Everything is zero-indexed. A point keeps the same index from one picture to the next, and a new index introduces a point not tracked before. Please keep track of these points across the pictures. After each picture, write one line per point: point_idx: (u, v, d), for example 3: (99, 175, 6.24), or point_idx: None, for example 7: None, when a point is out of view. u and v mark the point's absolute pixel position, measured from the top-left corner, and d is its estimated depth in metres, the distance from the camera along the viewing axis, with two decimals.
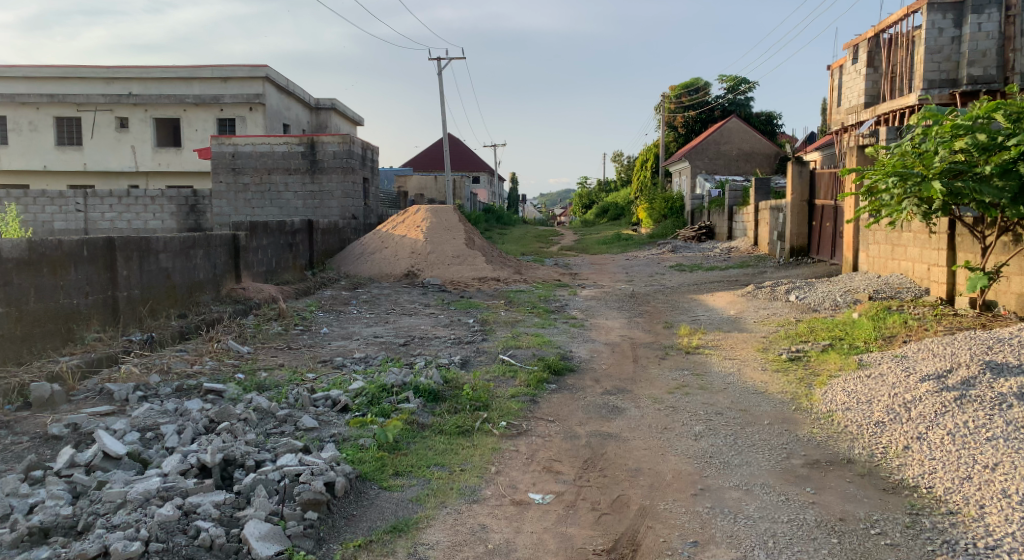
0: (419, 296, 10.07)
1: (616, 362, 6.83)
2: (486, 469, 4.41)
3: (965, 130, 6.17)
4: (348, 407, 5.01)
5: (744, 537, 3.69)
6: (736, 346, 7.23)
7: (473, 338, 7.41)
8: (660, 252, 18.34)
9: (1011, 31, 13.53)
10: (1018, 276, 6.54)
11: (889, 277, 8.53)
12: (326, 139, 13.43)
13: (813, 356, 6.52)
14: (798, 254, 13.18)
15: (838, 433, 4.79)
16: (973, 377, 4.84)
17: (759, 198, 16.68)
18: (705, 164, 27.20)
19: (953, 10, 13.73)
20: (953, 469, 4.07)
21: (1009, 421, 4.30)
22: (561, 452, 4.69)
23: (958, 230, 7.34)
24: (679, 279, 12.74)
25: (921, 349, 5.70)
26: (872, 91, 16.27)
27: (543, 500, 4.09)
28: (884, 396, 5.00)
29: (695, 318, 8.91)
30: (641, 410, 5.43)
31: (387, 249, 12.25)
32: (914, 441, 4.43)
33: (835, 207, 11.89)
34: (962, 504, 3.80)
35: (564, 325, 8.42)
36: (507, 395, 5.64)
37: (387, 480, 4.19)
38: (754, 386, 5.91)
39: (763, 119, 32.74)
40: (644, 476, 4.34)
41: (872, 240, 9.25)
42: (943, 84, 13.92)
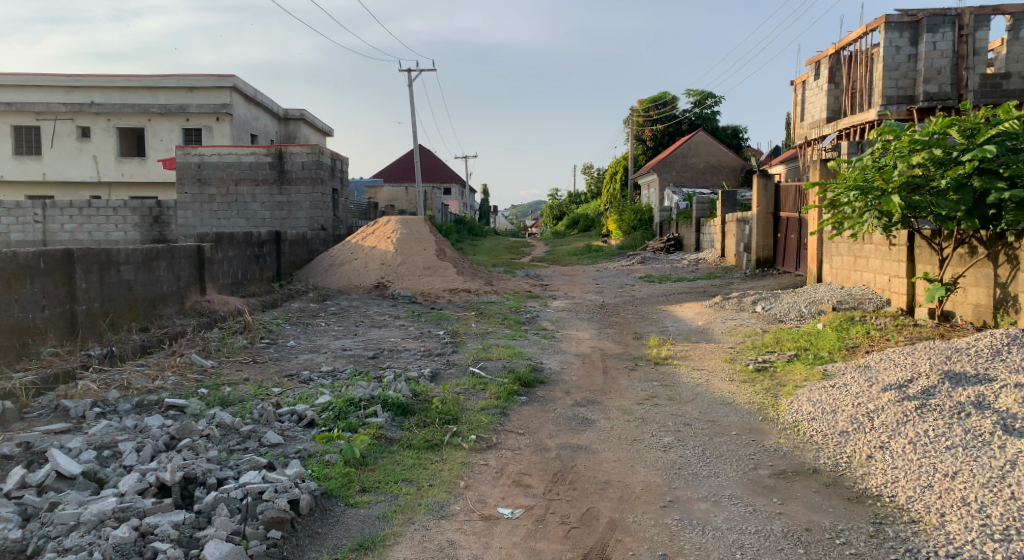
0: (388, 308, 9.99)
1: (587, 373, 6.83)
2: (455, 483, 4.38)
3: (922, 146, 6.28)
4: (314, 422, 4.94)
5: (712, 549, 3.70)
6: (705, 356, 7.30)
7: (442, 350, 7.35)
8: (630, 263, 18.48)
9: (964, 50, 13.81)
10: (973, 287, 6.69)
11: (852, 288, 8.67)
12: (294, 149, 13.29)
13: (779, 366, 6.60)
14: (764, 265, 13.36)
15: (803, 443, 4.85)
16: (932, 386, 4.90)
17: (726, 210, 16.89)
18: (673, 177, 27.55)
19: (909, 28, 14.05)
20: (915, 477, 4.11)
21: (967, 431, 4.35)
22: (531, 465, 4.68)
23: (917, 242, 7.49)
24: (649, 290, 12.83)
25: (884, 359, 5.79)
26: (833, 106, 16.56)
27: (511, 515, 4.06)
28: (848, 406, 5.07)
29: (664, 328, 8.98)
30: (611, 422, 5.43)
31: (357, 260, 12.18)
32: (877, 450, 4.48)
33: (799, 219, 12.07)
34: (924, 513, 3.83)
35: (534, 337, 8.39)
36: (476, 408, 5.61)
37: (353, 496, 4.13)
38: (722, 396, 5.95)
39: (729, 133, 33.34)
40: (614, 489, 4.34)
41: (835, 251, 9.41)
42: (902, 99, 14.24)
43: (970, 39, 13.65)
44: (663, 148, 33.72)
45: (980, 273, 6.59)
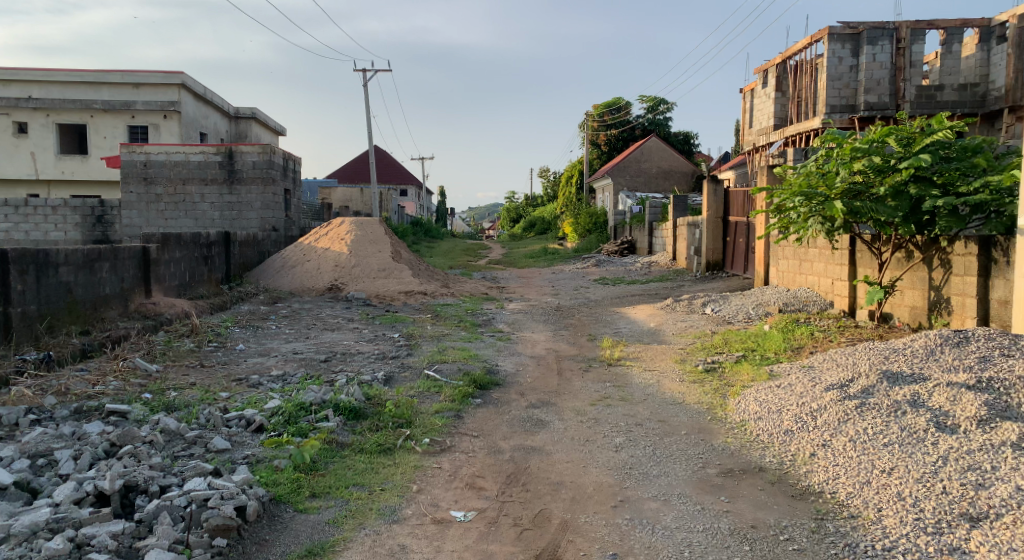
0: (341, 311, 9.91)
1: (541, 375, 6.88)
2: (408, 487, 4.37)
3: (862, 153, 6.48)
4: (263, 426, 4.88)
5: (661, 547, 3.77)
6: (656, 356, 7.42)
7: (397, 353, 7.34)
8: (585, 265, 18.65)
9: (901, 62, 14.28)
10: (910, 290, 6.94)
11: (797, 291, 8.91)
12: (244, 148, 13.08)
13: (727, 367, 6.74)
14: (714, 268, 13.63)
15: (750, 442, 4.96)
16: (871, 386, 5.05)
17: (678, 214, 17.17)
18: (627, 181, 27.88)
19: (851, 40, 14.47)
20: (854, 474, 4.23)
21: (903, 428, 4.49)
22: (484, 468, 4.70)
23: (858, 247, 7.73)
24: (603, 292, 12.99)
25: (826, 359, 5.97)
26: (780, 114, 16.96)
27: (464, 517, 4.08)
28: (792, 406, 5.21)
29: (618, 330, 9.10)
30: (564, 422, 5.50)
31: (309, 261, 12.05)
32: (820, 448, 4.62)
33: (747, 223, 12.34)
34: (862, 508, 3.95)
35: (490, 339, 8.41)
36: (430, 411, 5.61)
37: (302, 502, 4.09)
38: (672, 396, 6.06)
39: (681, 139, 33.91)
40: (566, 490, 4.39)
41: (781, 255, 9.66)
42: (844, 109, 14.66)
43: (907, 52, 14.13)
44: (617, 152, 34.12)
45: (916, 276, 6.84)
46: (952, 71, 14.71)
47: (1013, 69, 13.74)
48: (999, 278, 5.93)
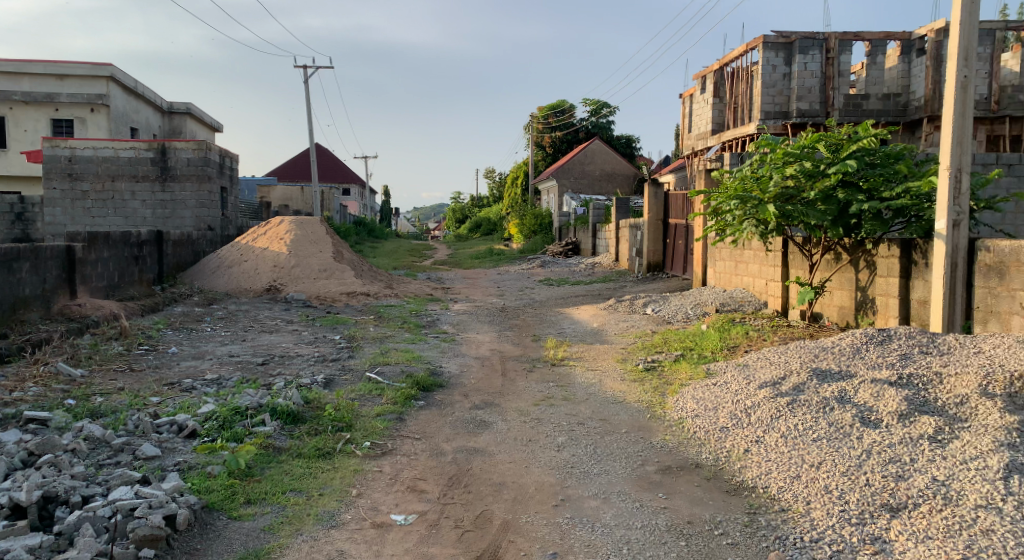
0: (280, 312, 9.74)
1: (485, 376, 6.88)
2: (347, 492, 4.33)
3: (794, 159, 6.69)
4: (196, 432, 4.77)
5: (600, 545, 3.82)
6: (598, 356, 7.51)
7: (337, 355, 7.25)
8: (530, 266, 18.75)
9: (830, 72, 14.77)
10: (838, 290, 7.19)
11: (733, 291, 9.15)
12: (178, 145, 12.74)
13: (666, 366, 6.87)
14: (655, 269, 13.87)
15: (688, 439, 5.07)
16: (802, 383, 5.21)
17: (620, 216, 17.40)
18: (571, 183, 28.14)
19: (783, 49, 14.89)
20: (785, 469, 4.35)
21: (831, 423, 4.64)
22: (426, 470, 4.68)
23: (790, 249, 7.97)
24: (547, 293, 13.06)
25: (760, 358, 6.13)
26: (717, 120, 17.34)
27: (405, 521, 4.06)
28: (728, 403, 5.34)
29: (562, 330, 9.18)
30: (507, 423, 5.52)
31: (246, 262, 11.80)
32: (753, 444, 4.74)
33: (686, 226, 12.59)
34: (792, 502, 4.06)
35: (434, 341, 8.37)
36: (372, 414, 5.56)
37: (236, 509, 4.01)
38: (613, 395, 6.13)
39: (623, 142, 34.40)
40: (508, 490, 4.41)
41: (718, 256, 9.89)
42: (777, 115, 15.06)
43: (835, 62, 14.63)
44: (562, 154, 34.41)
45: (844, 278, 7.10)
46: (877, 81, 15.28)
47: (931, 81, 14.34)
48: (919, 279, 6.18)
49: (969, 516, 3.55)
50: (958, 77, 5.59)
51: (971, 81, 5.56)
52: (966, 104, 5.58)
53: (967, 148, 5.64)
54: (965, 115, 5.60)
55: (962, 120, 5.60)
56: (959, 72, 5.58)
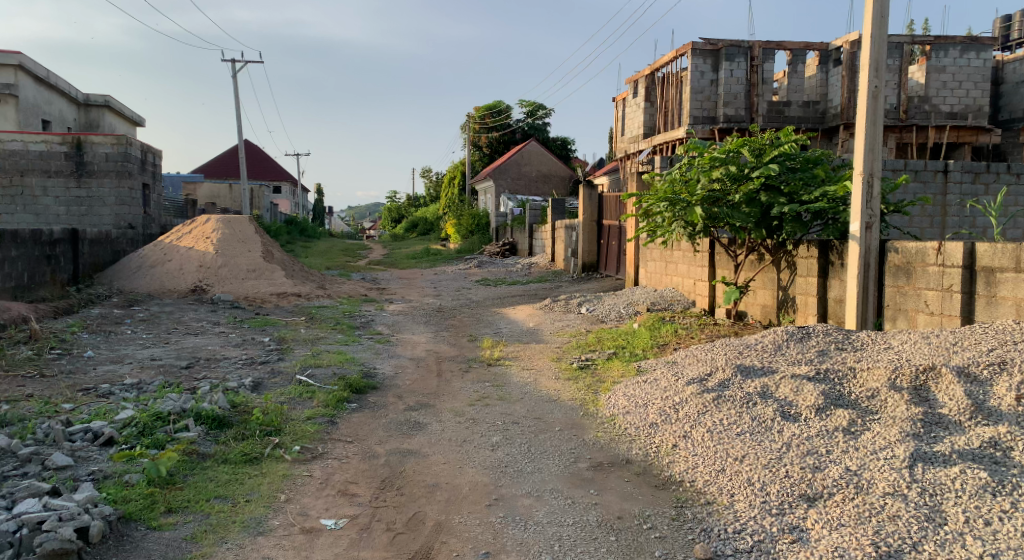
0: (206, 314, 9.46)
1: (420, 377, 6.84)
2: (275, 498, 4.23)
3: (720, 163, 6.87)
4: (112, 439, 4.60)
5: (532, 543, 3.83)
6: (533, 355, 7.55)
7: (267, 358, 7.09)
8: (466, 266, 18.70)
9: (755, 79, 15.18)
10: (762, 290, 7.43)
11: (663, 290, 9.34)
12: (95, 139, 12.26)
13: (599, 364, 6.95)
14: (590, 269, 14.03)
15: (619, 435, 5.15)
16: (727, 379, 5.35)
17: (556, 217, 17.54)
18: (508, 184, 28.23)
19: (711, 55, 15.28)
20: (711, 462, 4.46)
21: (754, 417, 4.78)
22: (358, 474, 4.62)
23: (716, 250, 8.19)
24: (484, 293, 13.07)
25: (689, 355, 6.27)
26: (649, 123, 17.66)
27: (335, 525, 4.00)
28: (657, 400, 5.45)
29: (498, 329, 9.20)
30: (442, 424, 5.49)
31: (170, 262, 11.45)
32: (681, 439, 4.84)
33: (619, 227, 12.79)
34: (717, 495, 4.16)
35: (367, 342, 8.28)
36: (302, 417, 5.46)
37: (156, 518, 3.88)
38: (548, 394, 6.17)
39: (559, 144, 34.68)
40: (441, 491, 4.39)
41: (649, 257, 10.08)
42: (705, 120, 15.43)
43: (760, 69, 15.06)
44: (498, 155, 34.50)
45: (767, 278, 7.33)
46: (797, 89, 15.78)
47: (847, 90, 15.01)
48: (835, 279, 6.42)
49: (878, 504, 3.68)
50: (869, 86, 5.83)
51: (881, 91, 5.80)
52: (877, 112, 5.81)
53: (879, 154, 5.87)
54: (876, 122, 5.83)
55: (874, 127, 5.83)
56: (870, 82, 5.81)
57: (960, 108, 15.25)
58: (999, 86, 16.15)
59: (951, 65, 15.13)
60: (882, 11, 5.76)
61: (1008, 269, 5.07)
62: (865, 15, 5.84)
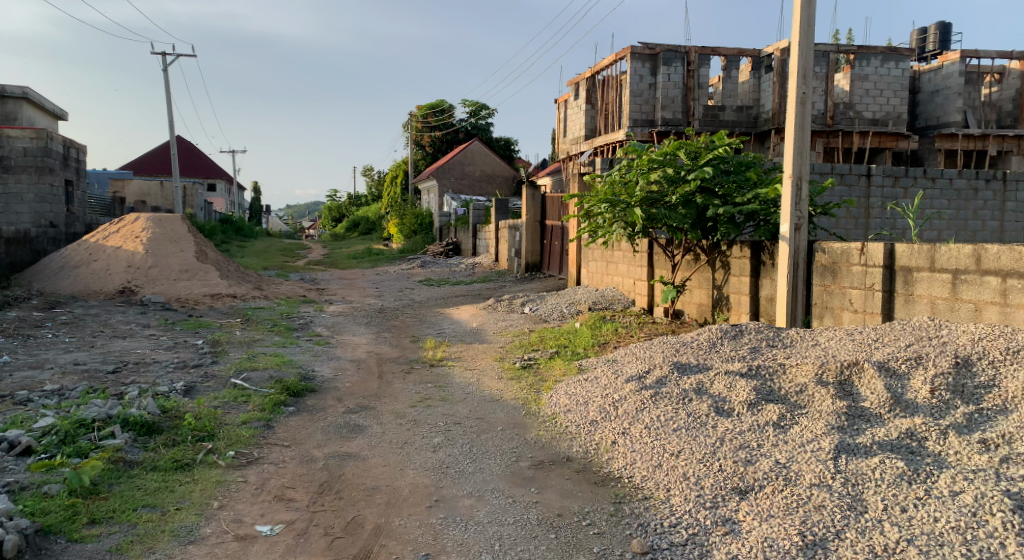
0: (135, 316, 9.14)
1: (360, 379, 6.75)
2: (207, 505, 4.11)
3: (658, 165, 6.97)
4: (32, 449, 4.41)
5: (473, 543, 3.81)
6: (476, 355, 7.53)
7: (200, 361, 6.89)
8: (408, 266, 18.55)
9: (691, 83, 15.47)
10: (698, 289, 7.57)
11: (604, 290, 9.44)
12: (13, 133, 11.74)
13: (541, 363, 6.96)
14: (533, 269, 14.08)
15: (560, 434, 5.17)
16: (664, 376, 5.42)
17: (499, 217, 17.54)
18: (451, 184, 28.14)
19: (649, 60, 15.51)
20: (648, 458, 4.52)
21: (690, 413, 4.86)
22: (295, 478, 4.52)
23: (655, 250, 8.31)
24: (428, 293, 12.98)
25: (628, 353, 6.35)
26: (590, 126, 17.82)
27: (271, 531, 3.90)
28: (597, 398, 5.49)
29: (440, 330, 9.15)
30: (382, 426, 5.42)
31: (97, 262, 11.04)
32: (620, 436, 4.88)
33: (561, 227, 12.86)
34: (654, 490, 4.21)
35: (306, 344, 8.13)
36: (237, 422, 5.32)
37: (77, 531, 3.73)
38: (490, 394, 6.16)
39: (503, 144, 34.69)
40: (381, 494, 4.33)
41: (590, 256, 10.17)
42: (644, 123, 15.64)
43: (696, 74, 15.35)
44: (441, 154, 34.36)
45: (702, 277, 7.48)
46: (731, 94, 16.17)
47: (778, 96, 15.48)
48: (767, 278, 6.59)
49: (805, 495, 3.76)
50: (797, 92, 5.99)
51: (808, 97, 5.97)
52: (805, 117, 5.98)
53: (807, 158, 6.04)
54: (804, 127, 6.00)
55: (802, 132, 5.99)
56: (798, 89, 5.98)
57: (881, 115, 15.88)
58: (916, 94, 17.39)
59: (873, 73, 15.72)
60: (809, 20, 5.92)
61: (924, 268, 5.29)
62: (793, 23, 5.99)
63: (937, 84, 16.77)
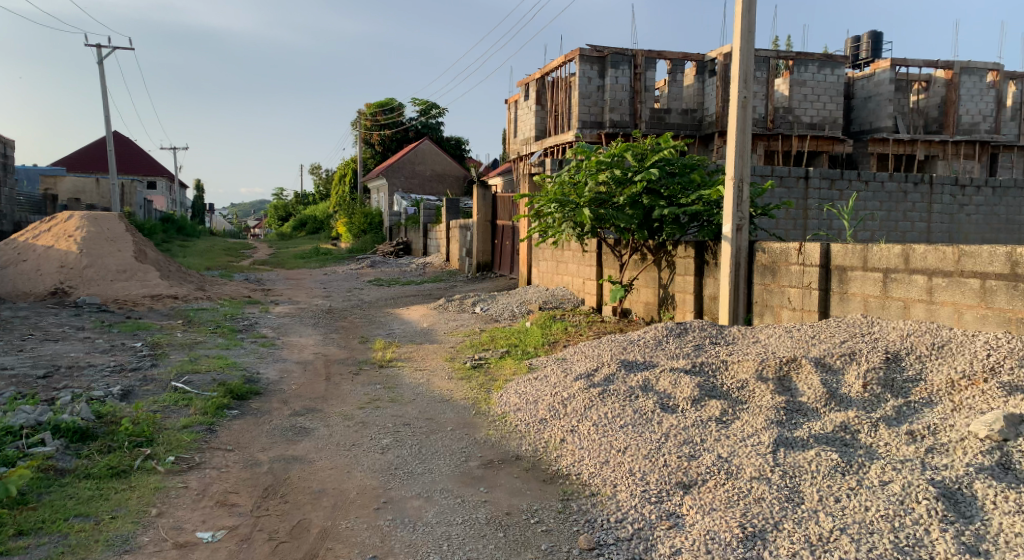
0: (70, 319, 8.82)
1: (307, 381, 6.63)
2: (145, 513, 3.99)
3: (606, 166, 7.03)
4: None
5: (421, 544, 3.77)
6: (426, 356, 7.48)
7: (138, 364, 6.69)
8: (357, 266, 18.34)
9: (638, 86, 15.64)
10: (645, 288, 7.65)
11: (555, 290, 9.47)
12: None
13: (491, 363, 6.95)
14: (484, 269, 14.06)
15: (509, 433, 5.16)
16: (612, 374, 5.46)
17: (450, 217, 17.47)
18: (401, 183, 27.94)
19: (597, 62, 15.63)
20: (596, 455, 4.54)
21: (637, 410, 4.90)
22: (238, 483, 4.42)
23: (604, 250, 8.38)
24: (377, 293, 12.85)
25: (577, 351, 6.39)
26: (540, 126, 17.87)
27: (212, 538, 3.80)
28: (547, 396, 5.50)
29: (390, 330, 9.06)
30: (329, 428, 5.34)
31: (27, 262, 10.64)
32: (568, 434, 4.90)
33: (512, 227, 12.87)
34: (601, 486, 4.24)
35: (251, 346, 7.95)
36: (178, 426, 5.17)
37: (5, 543, 3.58)
38: (440, 394, 6.12)
39: (453, 143, 34.56)
40: (328, 497, 4.26)
41: (541, 256, 10.19)
42: (593, 124, 15.74)
43: (643, 77, 15.53)
44: (390, 153, 34.09)
45: (649, 276, 7.56)
46: (677, 97, 16.42)
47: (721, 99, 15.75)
48: (710, 277, 6.70)
49: (745, 487, 3.83)
50: (739, 97, 6.11)
51: (749, 101, 6.09)
52: (746, 121, 6.11)
53: (748, 161, 6.16)
54: (746, 131, 6.12)
55: (743, 135, 6.11)
56: (739, 93, 6.10)
57: (819, 119, 16.30)
58: (851, 100, 17.80)
59: (810, 79, 16.12)
60: (749, 26, 6.03)
61: (857, 268, 5.44)
62: (734, 29, 6.10)
63: (869, 90, 17.23)
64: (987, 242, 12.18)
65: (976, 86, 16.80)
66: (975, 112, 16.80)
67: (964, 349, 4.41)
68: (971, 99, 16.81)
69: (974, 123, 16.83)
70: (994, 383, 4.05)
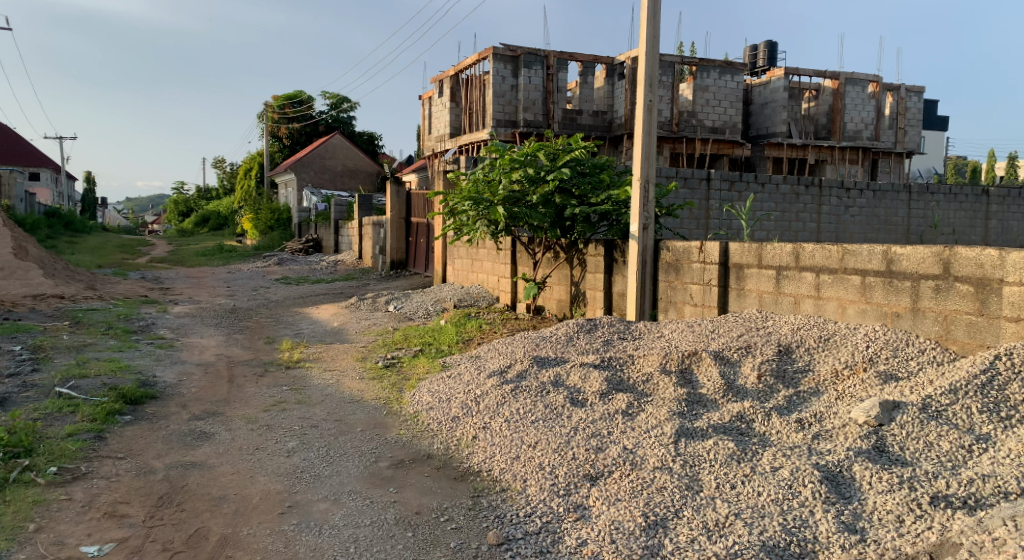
0: None
1: (208, 384, 6.34)
2: (22, 528, 3.70)
3: (518, 165, 6.99)
4: None
5: (326, 547, 3.65)
6: (336, 356, 7.28)
7: (19, 370, 6.23)
8: (264, 264, 17.78)
9: (551, 87, 15.80)
10: (557, 285, 7.70)
11: (470, 287, 9.43)
12: None
13: (405, 361, 6.84)
14: (398, 267, 13.88)
15: (420, 432, 5.07)
16: (525, 370, 5.45)
17: (362, 213, 17.15)
18: (311, 178, 27.24)
19: (510, 61, 15.63)
20: (506, 451, 4.51)
21: (548, 405, 4.90)
22: (130, 492, 4.17)
23: (517, 247, 8.38)
24: (286, 292, 12.47)
25: (490, 348, 6.36)
26: (454, 124, 17.73)
27: (98, 551, 3.56)
28: (459, 394, 5.45)
29: (299, 330, 8.80)
30: (231, 433, 5.11)
31: None
32: (480, 431, 4.85)
33: (426, 224, 12.74)
34: (511, 482, 4.21)
35: (147, 348, 7.55)
36: (62, 435, 4.84)
37: None
38: (350, 395, 5.96)
39: (365, 138, 33.98)
40: (228, 504, 4.07)
41: (456, 254, 10.12)
42: (506, 123, 15.74)
43: (556, 78, 15.70)
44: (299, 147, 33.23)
45: (561, 274, 7.61)
46: (587, 99, 16.70)
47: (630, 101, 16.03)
48: (618, 274, 6.79)
49: (648, 478, 3.87)
50: (645, 100, 6.22)
51: (654, 104, 6.21)
52: (652, 124, 6.22)
53: (654, 162, 6.27)
54: (651, 133, 6.23)
55: (649, 137, 6.22)
56: (645, 96, 6.20)
57: (720, 123, 16.85)
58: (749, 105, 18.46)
59: (712, 85, 16.69)
60: (655, 31, 6.12)
61: (753, 265, 5.62)
62: (640, 32, 6.18)
63: (766, 97, 17.92)
64: (870, 241, 12.87)
65: (859, 95, 17.81)
66: (859, 119, 17.84)
67: (847, 342, 4.61)
68: (855, 107, 17.81)
69: (858, 130, 17.89)
70: (873, 372, 4.25)
